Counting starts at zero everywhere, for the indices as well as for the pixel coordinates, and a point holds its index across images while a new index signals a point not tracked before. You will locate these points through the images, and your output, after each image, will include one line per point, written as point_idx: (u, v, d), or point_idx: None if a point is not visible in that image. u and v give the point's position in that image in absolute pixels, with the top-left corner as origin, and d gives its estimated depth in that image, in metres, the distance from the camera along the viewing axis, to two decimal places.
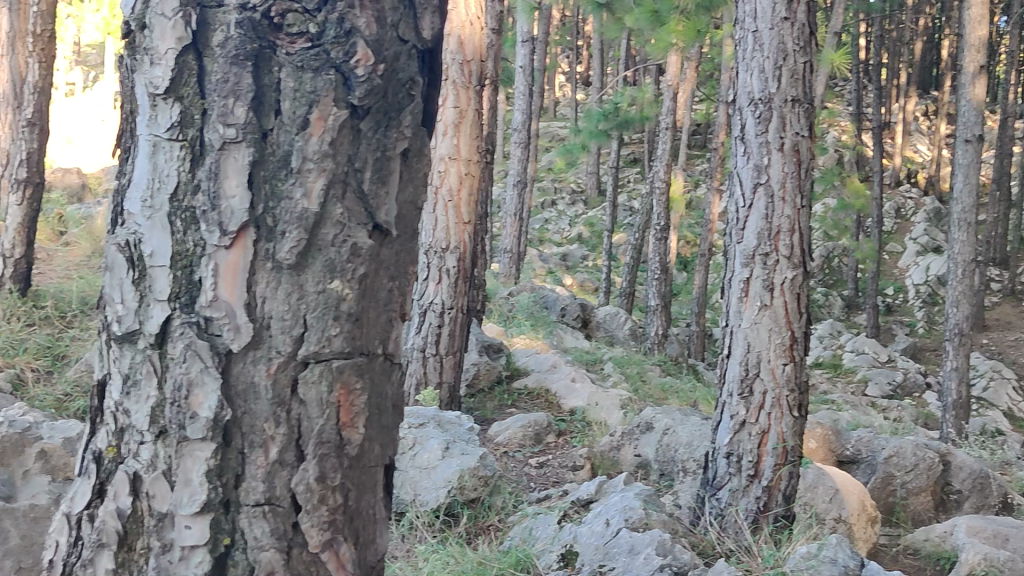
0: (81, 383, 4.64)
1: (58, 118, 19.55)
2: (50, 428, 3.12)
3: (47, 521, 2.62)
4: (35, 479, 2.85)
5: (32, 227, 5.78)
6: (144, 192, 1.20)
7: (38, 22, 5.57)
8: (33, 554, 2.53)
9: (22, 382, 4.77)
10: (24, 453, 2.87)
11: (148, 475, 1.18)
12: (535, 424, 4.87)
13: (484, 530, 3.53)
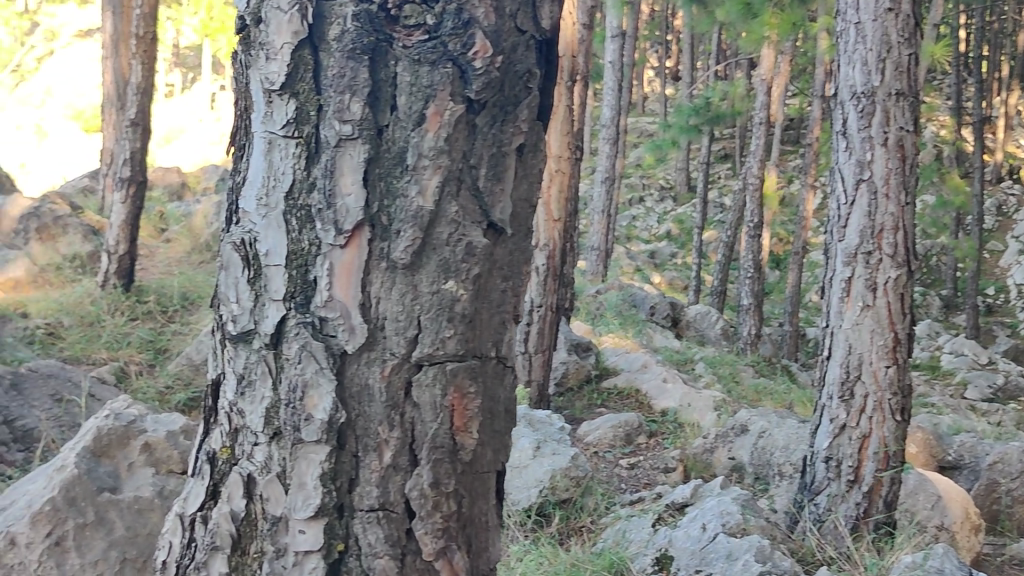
0: (182, 376, 4.73)
1: (159, 119, 20.17)
2: (154, 420, 3.05)
3: (151, 513, 2.68)
4: (139, 471, 2.85)
5: (135, 225, 5.94)
6: (259, 190, 1.18)
7: (141, 24, 5.71)
8: (138, 545, 2.60)
9: (126, 374, 4.90)
10: (129, 446, 2.86)
11: (262, 478, 1.17)
12: (626, 424, 4.80)
13: (578, 531, 3.48)
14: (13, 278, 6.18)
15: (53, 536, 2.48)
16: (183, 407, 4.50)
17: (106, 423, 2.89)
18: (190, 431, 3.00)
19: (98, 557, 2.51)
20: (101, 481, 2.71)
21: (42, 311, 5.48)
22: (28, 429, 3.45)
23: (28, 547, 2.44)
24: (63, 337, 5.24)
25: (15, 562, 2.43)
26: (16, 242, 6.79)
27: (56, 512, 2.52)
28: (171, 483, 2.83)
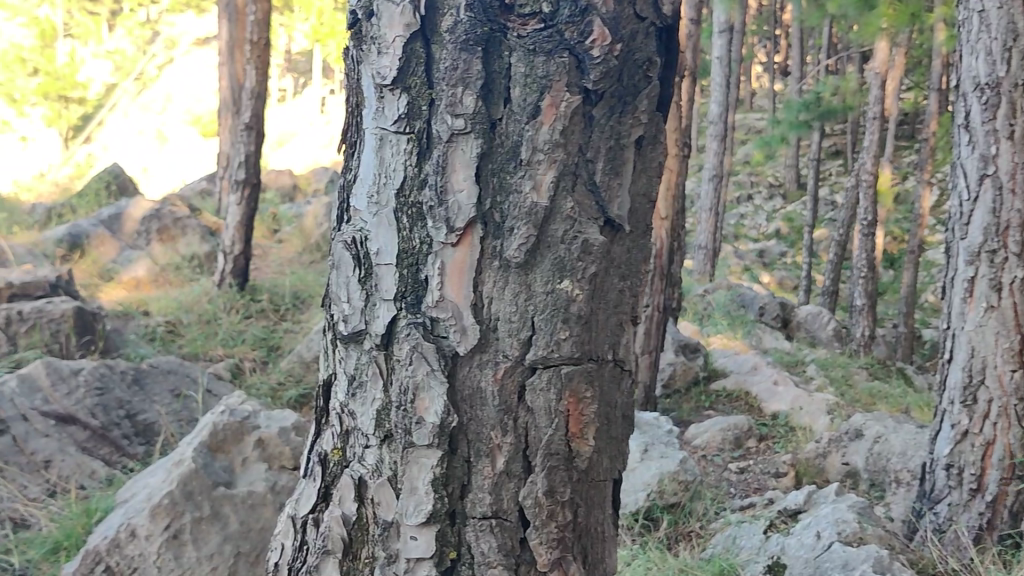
0: (293, 373, 4.81)
1: (272, 124, 20.76)
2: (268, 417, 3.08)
3: (263, 508, 2.70)
4: (254, 467, 2.89)
5: (249, 225, 6.09)
6: (370, 187, 1.16)
7: (255, 30, 5.86)
8: (252, 540, 2.63)
9: (240, 371, 5.01)
10: (244, 441, 2.90)
11: (373, 482, 1.15)
12: (736, 427, 4.66)
13: (686, 536, 3.37)
14: (135, 277, 6.42)
15: (171, 529, 2.53)
16: (295, 403, 4.57)
17: (222, 419, 2.92)
18: (302, 427, 3.04)
19: (213, 550, 2.55)
20: (217, 476, 2.75)
21: (162, 310, 5.67)
22: (148, 422, 3.55)
23: (147, 539, 2.50)
24: (183, 334, 5.40)
25: (134, 554, 2.49)
26: (139, 243, 7.06)
27: (174, 506, 2.57)
28: (283, 479, 2.85)
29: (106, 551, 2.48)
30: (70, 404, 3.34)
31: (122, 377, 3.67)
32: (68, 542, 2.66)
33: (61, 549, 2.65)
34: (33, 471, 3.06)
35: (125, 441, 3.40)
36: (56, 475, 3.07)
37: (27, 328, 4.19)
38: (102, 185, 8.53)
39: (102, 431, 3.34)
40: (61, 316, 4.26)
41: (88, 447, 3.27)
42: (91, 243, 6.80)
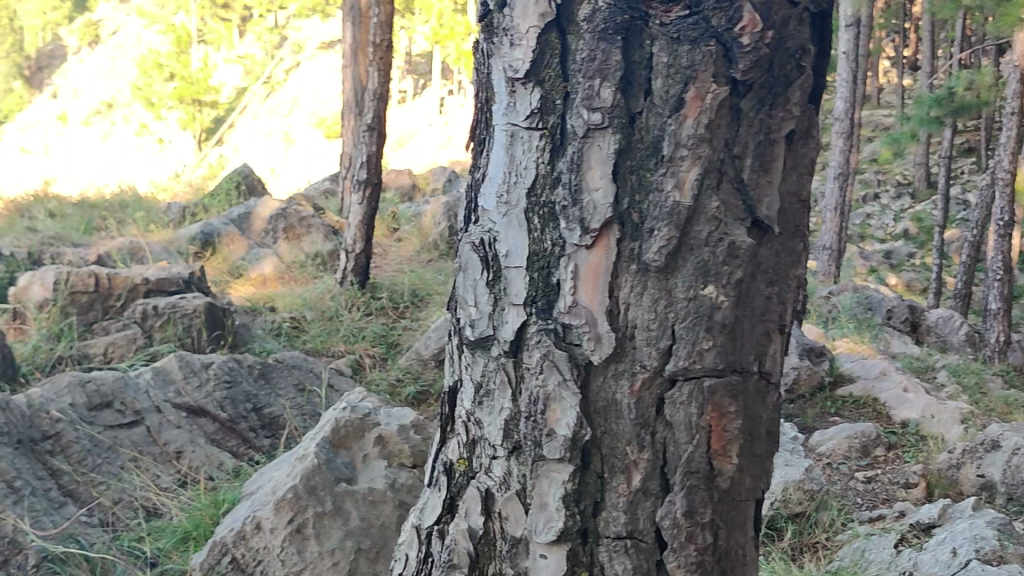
0: (412, 370, 4.80)
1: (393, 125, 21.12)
2: (388, 414, 3.02)
3: (384, 505, 2.64)
4: (375, 463, 2.82)
5: (370, 224, 6.16)
6: (499, 187, 1.10)
7: (377, 32, 5.95)
8: (372, 536, 2.56)
9: (361, 367, 5.05)
10: (364, 437, 2.83)
11: (502, 496, 1.10)
12: (862, 435, 4.43)
13: (811, 548, 3.19)
14: (262, 274, 6.57)
15: (294, 522, 2.50)
16: (414, 399, 4.56)
17: (343, 415, 2.86)
18: (421, 424, 2.94)
19: (334, 546, 2.50)
20: (339, 471, 2.70)
21: (288, 307, 5.78)
22: (273, 416, 3.58)
23: (272, 532, 2.49)
24: (307, 330, 5.50)
25: (260, 547, 2.49)
26: (266, 241, 7.25)
27: (298, 499, 2.54)
28: (404, 476, 2.75)
29: (233, 543, 2.50)
30: (200, 397, 3.39)
31: (249, 371, 3.73)
32: (197, 532, 2.71)
33: (190, 540, 2.70)
34: (166, 461, 3.15)
35: (252, 434, 3.43)
36: (186, 466, 3.15)
37: (162, 323, 4.33)
38: (232, 185, 8.81)
39: (230, 423, 3.39)
40: (193, 312, 4.38)
41: (217, 438, 3.32)
42: (221, 241, 7.02)
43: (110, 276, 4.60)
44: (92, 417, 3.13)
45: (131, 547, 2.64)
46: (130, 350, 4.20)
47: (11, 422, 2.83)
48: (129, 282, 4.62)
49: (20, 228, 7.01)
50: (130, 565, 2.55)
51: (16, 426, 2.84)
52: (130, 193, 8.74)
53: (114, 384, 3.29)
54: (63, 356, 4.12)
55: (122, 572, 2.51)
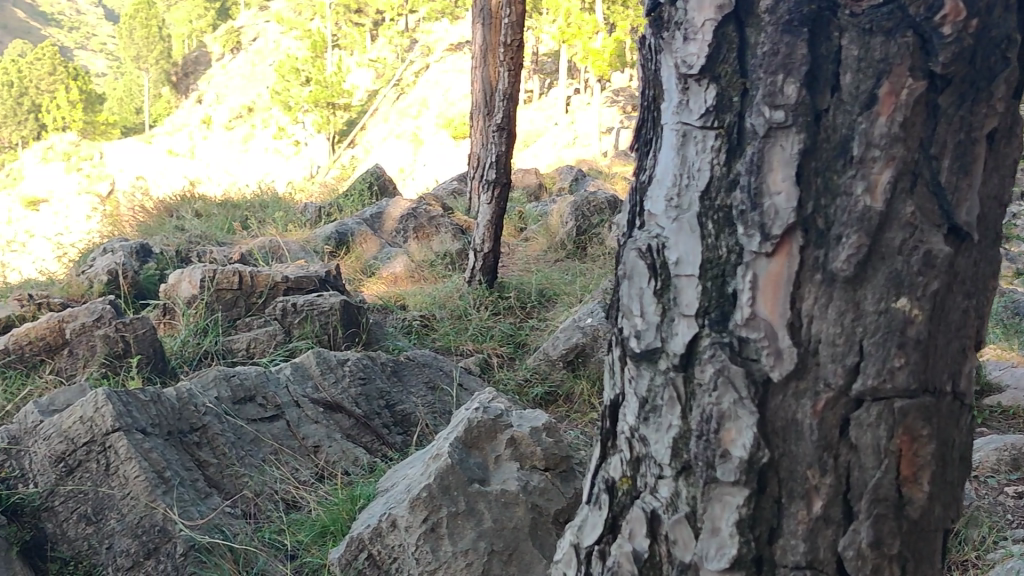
0: (539, 369, 4.55)
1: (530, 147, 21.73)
2: (518, 416, 2.87)
3: (517, 508, 2.53)
4: (506, 465, 2.68)
5: (499, 224, 6.18)
6: (668, 189, 1.25)
7: (508, 33, 5.98)
8: (505, 537, 2.47)
9: (489, 366, 4.96)
10: (496, 439, 2.70)
11: (669, 518, 1.26)
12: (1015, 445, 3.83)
13: (961, 566, 2.93)
14: (394, 272, 6.62)
15: (428, 522, 2.44)
16: (542, 400, 4.36)
17: (475, 415, 2.72)
18: (553, 427, 2.79)
19: (468, 546, 2.42)
20: (471, 472, 2.59)
21: (419, 304, 5.87)
22: (405, 413, 3.58)
23: (407, 530, 2.43)
24: (436, 328, 5.54)
25: (395, 544, 2.43)
26: (398, 240, 7.40)
27: (432, 499, 2.47)
28: (537, 479, 2.63)
29: (369, 539, 2.45)
30: (336, 393, 3.44)
31: (382, 368, 3.76)
32: (335, 527, 2.72)
33: (328, 534, 2.71)
34: (304, 455, 3.17)
35: (385, 430, 3.44)
36: (323, 460, 3.17)
37: (300, 320, 4.42)
38: (365, 186, 8.99)
39: (364, 419, 3.40)
40: (329, 310, 4.45)
41: (352, 434, 3.34)
42: (355, 240, 7.14)
43: (252, 274, 4.75)
44: (235, 411, 3.21)
45: (272, 539, 2.68)
46: (271, 346, 4.30)
47: (160, 414, 2.95)
48: (270, 279, 4.76)
49: (169, 228, 7.34)
50: (271, 557, 2.59)
51: (166, 418, 2.95)
52: (269, 193, 9.05)
53: (256, 378, 3.38)
54: (209, 351, 4.28)
55: (264, 565, 2.55)
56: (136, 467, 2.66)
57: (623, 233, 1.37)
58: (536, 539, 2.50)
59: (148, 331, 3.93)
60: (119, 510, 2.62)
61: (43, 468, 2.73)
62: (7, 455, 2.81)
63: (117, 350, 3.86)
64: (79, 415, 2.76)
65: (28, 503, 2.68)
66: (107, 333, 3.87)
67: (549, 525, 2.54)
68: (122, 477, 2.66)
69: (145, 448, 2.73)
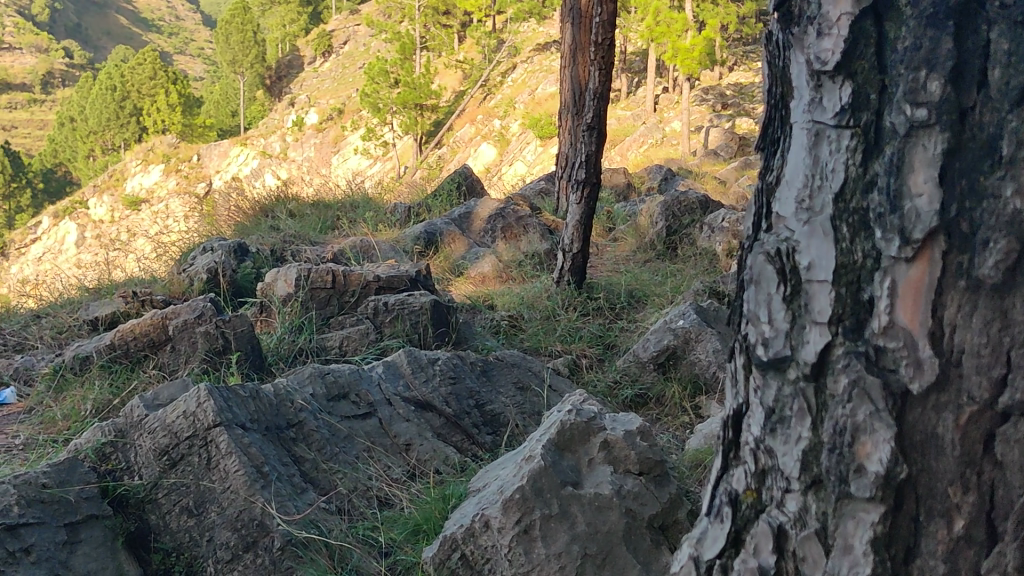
0: (629, 371, 4.49)
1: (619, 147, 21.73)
2: (612, 419, 2.83)
3: (611, 512, 2.48)
4: (599, 469, 2.63)
5: (589, 224, 6.16)
6: (800, 191, 1.29)
7: (599, 31, 5.93)
8: (599, 542, 2.42)
9: (578, 368, 4.90)
10: (590, 442, 2.66)
11: (797, 534, 1.29)
12: None
13: None
14: (483, 272, 6.62)
15: (521, 524, 2.39)
16: (632, 403, 4.30)
17: (569, 418, 2.69)
18: (647, 431, 2.73)
19: (561, 550, 2.38)
20: (565, 474, 2.55)
21: (506, 304, 5.87)
22: (496, 413, 3.58)
23: (500, 531, 2.38)
24: (524, 328, 5.52)
25: (488, 545, 2.40)
26: (486, 240, 7.42)
27: (525, 501, 2.41)
28: (631, 484, 2.57)
29: (462, 539, 2.43)
30: (427, 392, 3.46)
31: (472, 369, 3.77)
32: (427, 526, 2.72)
33: (421, 532, 2.72)
34: (397, 453, 3.19)
35: (475, 430, 3.43)
36: (415, 459, 3.18)
37: (392, 318, 4.46)
38: (454, 186, 9.04)
39: (455, 418, 3.42)
40: (420, 309, 4.48)
41: (443, 433, 3.35)
42: (443, 240, 7.17)
43: (345, 273, 4.83)
44: (331, 408, 3.25)
45: (367, 537, 2.69)
46: (363, 344, 4.33)
47: (259, 410, 3.00)
48: (362, 278, 4.83)
49: (265, 228, 7.52)
50: (366, 553, 2.60)
51: (264, 414, 3.00)
52: (360, 193, 9.20)
53: (351, 376, 3.41)
54: (304, 348, 4.35)
55: (358, 560, 2.57)
56: (236, 462, 2.69)
57: (746, 237, 1.42)
58: (630, 544, 2.45)
59: (246, 328, 4.02)
60: (220, 504, 2.66)
61: (148, 460, 2.80)
62: (114, 447, 2.89)
63: (218, 346, 3.95)
64: (183, 409, 2.82)
65: (134, 494, 2.76)
66: (208, 330, 3.96)
67: (643, 530, 2.50)
68: (222, 470, 2.71)
69: (245, 442, 2.76)
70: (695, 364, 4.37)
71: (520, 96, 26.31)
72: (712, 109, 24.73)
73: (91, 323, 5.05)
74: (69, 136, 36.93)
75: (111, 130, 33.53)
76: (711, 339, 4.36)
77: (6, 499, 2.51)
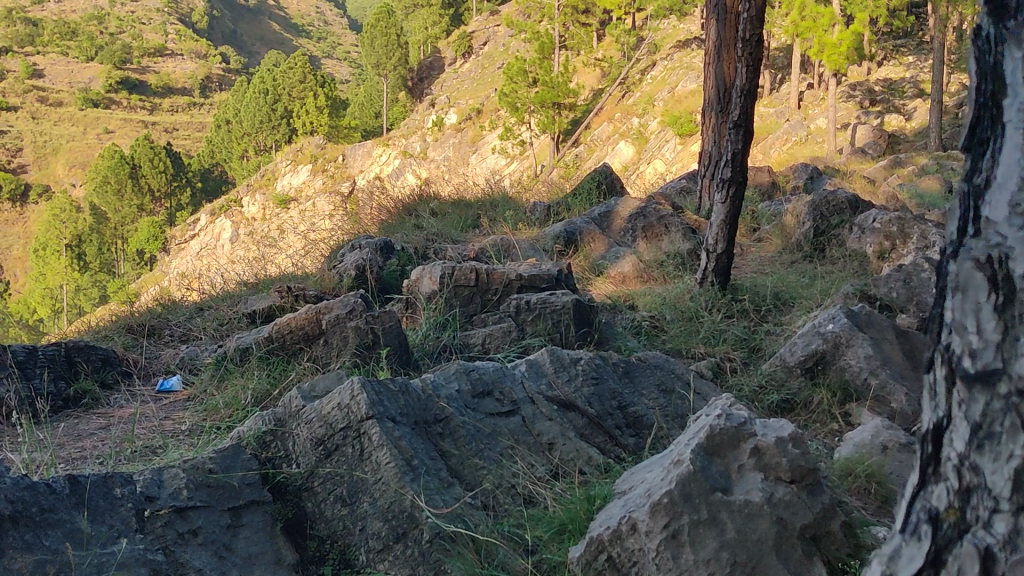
0: (775, 375, 4.35)
1: (760, 146, 21.28)
2: (762, 425, 2.73)
3: (762, 520, 2.39)
4: (748, 476, 2.52)
5: (734, 224, 6.03)
6: (1014, 194, 1.22)
7: (746, 27, 5.75)
8: (749, 550, 2.35)
9: (722, 370, 4.80)
10: (739, 448, 2.56)
11: (1006, 558, 1.21)
12: None
13: None
14: (623, 273, 6.57)
15: (669, 528, 2.34)
16: (778, 408, 4.18)
17: (718, 422, 2.59)
18: (800, 438, 2.61)
19: (709, 556, 2.32)
20: (714, 480, 2.46)
21: (647, 305, 5.80)
22: (639, 415, 3.53)
23: (647, 535, 2.34)
24: (666, 330, 5.44)
25: (635, 548, 2.36)
26: (626, 239, 7.36)
27: (673, 505, 2.36)
28: (781, 492, 2.46)
29: (609, 541, 2.39)
30: (570, 391, 3.46)
31: (615, 369, 3.75)
32: (572, 525, 2.67)
33: (566, 532, 2.67)
34: (539, 451, 3.19)
35: (618, 431, 3.40)
36: (558, 458, 3.16)
37: (533, 317, 4.48)
38: (594, 185, 9.01)
39: (597, 418, 3.39)
40: (562, 308, 4.47)
41: (585, 432, 3.33)
42: (584, 240, 7.14)
43: (488, 271, 4.88)
44: (475, 404, 3.28)
45: (511, 533, 2.67)
46: (505, 342, 4.36)
47: (408, 404, 3.07)
48: (505, 277, 4.86)
49: (408, 227, 7.69)
50: (511, 550, 2.56)
51: (413, 409, 3.07)
52: (500, 191, 9.28)
53: (494, 374, 3.45)
54: (448, 345, 4.41)
55: (503, 556, 2.54)
56: (387, 454, 2.75)
57: (945, 243, 1.35)
58: (780, 554, 2.37)
59: (393, 324, 4.11)
60: (372, 494, 2.73)
61: (305, 450, 2.91)
62: (274, 436, 3.02)
63: (368, 341, 4.06)
64: (338, 402, 2.93)
65: (292, 482, 2.87)
66: (359, 325, 4.08)
67: (795, 540, 2.40)
68: (374, 461, 2.77)
69: (395, 435, 2.82)
70: (845, 370, 4.19)
71: (660, 95, 26.09)
72: (860, 107, 23.88)
73: (249, 316, 5.27)
74: (225, 137, 38.81)
75: (263, 132, 35.01)
76: (862, 344, 4.16)
77: (175, 483, 2.66)
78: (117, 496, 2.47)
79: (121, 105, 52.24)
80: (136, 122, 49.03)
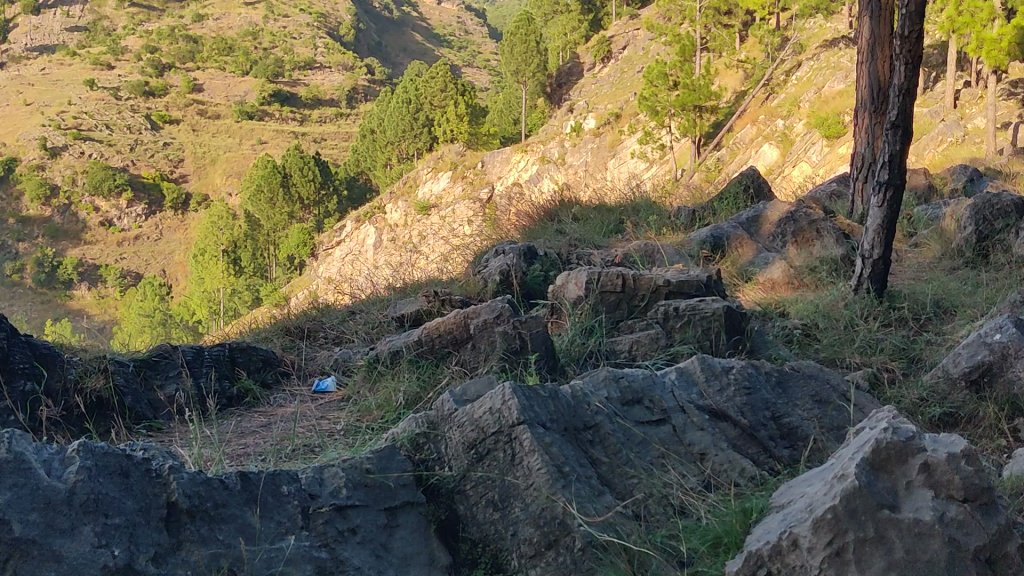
0: (937, 387, 4.09)
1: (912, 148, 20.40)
2: (933, 439, 2.53)
3: (934, 540, 2.24)
4: (916, 493, 2.35)
5: (891, 229, 5.76)
6: None
7: (905, 24, 5.39)
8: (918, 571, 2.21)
9: (880, 380, 4.58)
10: (907, 462, 2.38)
11: None
12: None
13: None
14: (772, 279, 6.38)
15: (833, 545, 2.22)
16: (941, 422, 3.95)
17: (885, 435, 2.41)
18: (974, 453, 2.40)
19: None
20: (881, 496, 2.31)
21: (799, 312, 5.60)
22: (793, 426, 3.41)
23: (810, 551, 2.23)
24: (819, 338, 5.23)
25: (796, 564, 2.24)
26: (775, 244, 7.14)
27: (837, 521, 2.23)
28: (954, 511, 2.29)
29: (768, 556, 2.26)
30: (721, 400, 3.37)
31: (768, 378, 3.62)
32: (728, 538, 2.57)
33: (722, 545, 2.57)
34: (690, 460, 3.10)
35: (772, 442, 3.28)
36: (710, 468, 3.07)
37: (682, 324, 4.40)
38: (740, 189, 8.80)
39: (750, 429, 3.29)
40: (711, 315, 4.37)
41: (738, 444, 3.23)
42: (731, 244, 6.97)
43: (635, 277, 4.84)
44: (625, 412, 3.22)
45: (664, 544, 2.60)
46: (652, 349, 4.28)
47: (558, 410, 3.04)
48: (652, 283, 4.81)
49: (551, 232, 7.70)
50: (664, 561, 2.51)
51: (563, 415, 3.04)
52: (642, 195, 9.17)
53: (644, 382, 3.39)
54: (594, 351, 4.36)
55: (656, 568, 2.48)
56: (538, 460, 2.73)
57: None
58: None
59: (541, 329, 4.11)
60: (524, 500, 2.72)
61: (457, 453, 2.92)
62: (427, 438, 3.03)
63: (515, 346, 4.08)
64: (489, 406, 2.92)
65: (446, 484, 2.89)
66: (506, 329, 4.11)
67: (969, 562, 2.26)
68: (525, 467, 2.76)
69: (546, 441, 2.80)
70: (1013, 383, 3.90)
71: (806, 96, 25.33)
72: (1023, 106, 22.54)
73: (398, 320, 5.38)
74: (371, 146, 39.98)
75: (407, 140, 35.89)
76: None
77: (336, 481, 2.70)
78: (284, 493, 2.55)
79: (274, 117, 54.60)
80: (287, 132, 51.02)
